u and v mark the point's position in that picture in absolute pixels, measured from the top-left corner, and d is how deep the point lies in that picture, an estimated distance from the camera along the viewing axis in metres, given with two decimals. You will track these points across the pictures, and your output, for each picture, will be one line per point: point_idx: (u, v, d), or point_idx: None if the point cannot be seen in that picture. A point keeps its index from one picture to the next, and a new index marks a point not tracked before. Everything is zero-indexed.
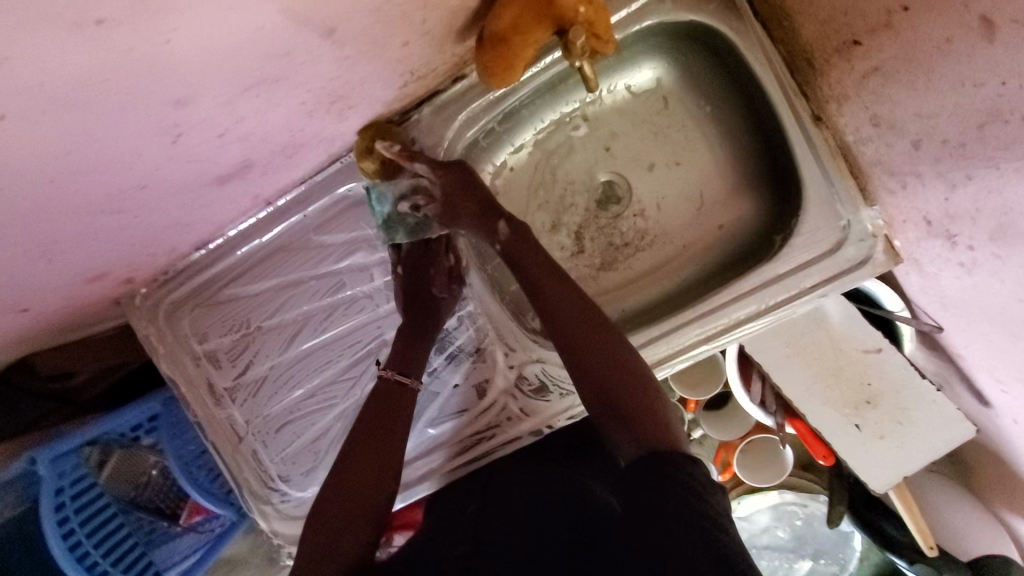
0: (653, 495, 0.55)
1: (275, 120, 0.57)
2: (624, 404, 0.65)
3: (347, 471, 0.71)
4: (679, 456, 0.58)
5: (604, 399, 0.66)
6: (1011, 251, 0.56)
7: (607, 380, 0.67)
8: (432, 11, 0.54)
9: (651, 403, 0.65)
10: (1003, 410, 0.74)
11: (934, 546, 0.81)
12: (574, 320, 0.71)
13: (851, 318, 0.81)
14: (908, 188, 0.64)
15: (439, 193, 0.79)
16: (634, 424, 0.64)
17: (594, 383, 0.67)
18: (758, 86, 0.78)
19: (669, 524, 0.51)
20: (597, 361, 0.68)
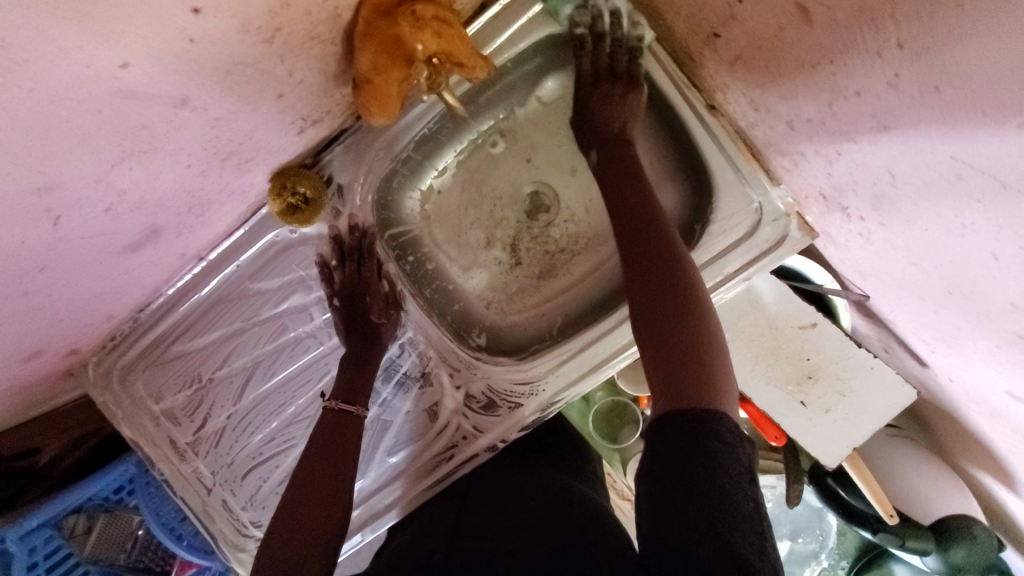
0: (683, 442, 0.49)
1: (164, 187, 0.59)
2: (670, 350, 0.56)
3: (295, 509, 0.71)
4: (706, 420, 0.50)
5: (655, 336, 0.58)
6: (893, 219, 0.57)
7: (658, 299, 0.60)
8: (293, 63, 0.55)
9: (702, 354, 0.56)
10: (940, 370, 0.74)
11: (894, 514, 0.80)
12: (644, 252, 0.64)
13: (782, 295, 0.82)
14: (800, 165, 0.64)
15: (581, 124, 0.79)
16: (672, 373, 0.55)
17: (645, 315, 0.60)
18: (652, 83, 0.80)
19: (692, 473, 0.48)
20: (667, 295, 0.59)
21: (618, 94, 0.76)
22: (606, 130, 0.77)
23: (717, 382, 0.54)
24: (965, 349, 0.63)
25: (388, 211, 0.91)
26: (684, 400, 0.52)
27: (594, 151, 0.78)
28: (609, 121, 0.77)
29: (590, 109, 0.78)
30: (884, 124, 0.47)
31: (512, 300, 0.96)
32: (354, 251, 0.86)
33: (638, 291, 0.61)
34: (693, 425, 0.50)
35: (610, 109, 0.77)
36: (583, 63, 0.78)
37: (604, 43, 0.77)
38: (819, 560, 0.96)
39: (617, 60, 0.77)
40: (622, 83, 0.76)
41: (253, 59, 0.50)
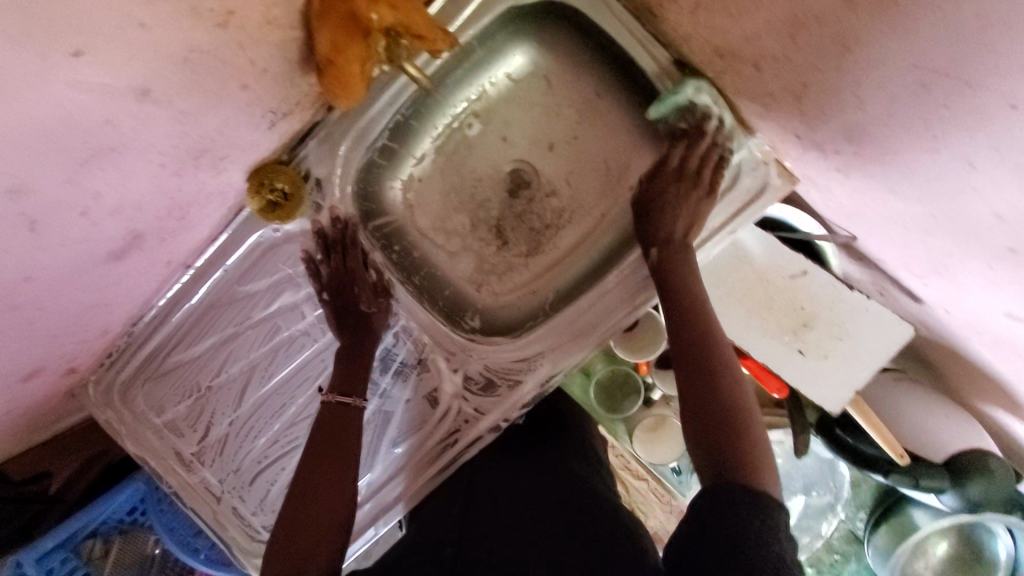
0: (724, 514, 0.52)
1: (139, 189, 0.59)
2: (721, 441, 0.59)
3: (303, 503, 0.71)
4: (751, 497, 0.52)
5: (705, 428, 0.60)
6: (868, 149, 0.57)
7: (712, 386, 0.62)
8: (255, 50, 0.55)
9: (748, 441, 0.58)
10: (936, 305, 0.74)
11: (903, 453, 0.79)
12: (689, 341, 0.66)
13: (768, 246, 0.82)
14: (774, 105, 0.64)
15: (658, 228, 0.76)
16: (725, 461, 0.57)
17: (698, 398, 0.62)
18: (617, 46, 0.81)
19: (730, 542, 0.50)
20: (716, 388, 0.62)
21: (691, 197, 0.75)
22: (664, 226, 0.76)
23: (768, 470, 0.56)
24: (957, 275, 0.63)
25: (370, 202, 0.91)
26: (738, 483, 0.55)
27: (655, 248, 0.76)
28: (679, 220, 0.75)
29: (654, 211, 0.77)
30: (845, 45, 0.48)
31: (502, 280, 0.96)
32: (337, 243, 0.86)
33: (686, 379, 0.64)
34: (738, 509, 0.52)
35: (674, 211, 0.76)
36: (671, 154, 0.79)
37: (700, 144, 0.76)
38: (835, 512, 0.96)
39: (702, 159, 0.76)
40: (698, 188, 0.75)
41: (209, 45, 0.50)
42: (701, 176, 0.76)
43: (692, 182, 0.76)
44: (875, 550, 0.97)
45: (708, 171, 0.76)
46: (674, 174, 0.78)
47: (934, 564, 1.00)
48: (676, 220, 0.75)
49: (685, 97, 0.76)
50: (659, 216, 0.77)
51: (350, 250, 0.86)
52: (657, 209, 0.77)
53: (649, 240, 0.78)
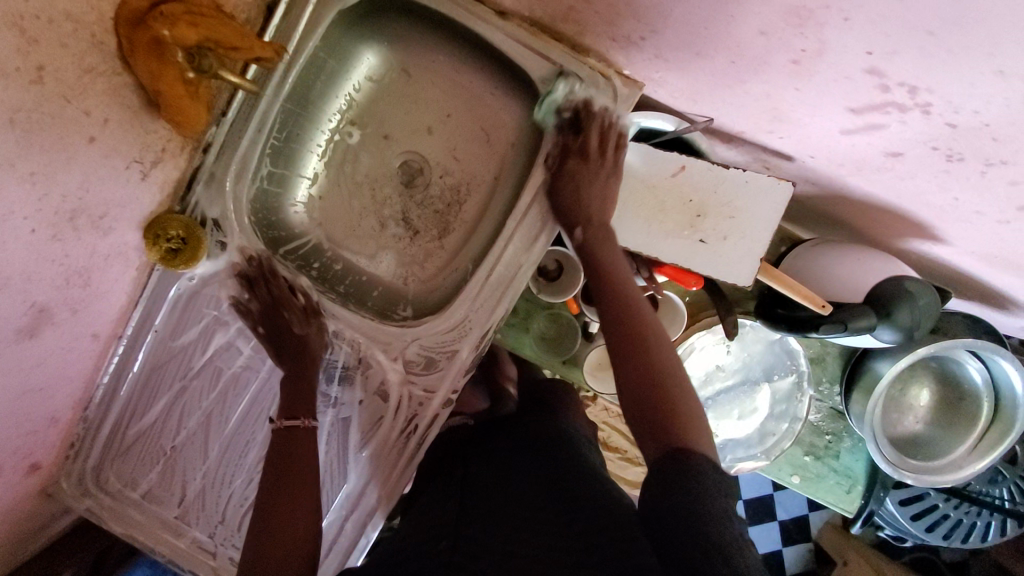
0: (682, 479, 0.59)
1: (21, 257, 0.63)
2: (652, 411, 0.67)
3: (274, 522, 0.72)
4: (699, 464, 0.60)
5: (639, 401, 0.69)
6: (657, 21, 0.61)
7: (647, 364, 0.70)
8: (85, 101, 0.60)
9: (682, 412, 0.67)
10: (801, 155, 0.77)
11: (825, 304, 0.81)
12: (619, 329, 0.74)
13: (646, 153, 0.84)
14: (579, 17, 0.69)
15: (580, 202, 0.82)
16: (655, 430, 0.66)
17: (636, 378, 0.70)
18: (452, 21, 0.85)
19: (674, 500, 0.58)
20: (644, 364, 0.70)
21: (601, 174, 0.82)
22: (583, 204, 0.81)
23: (694, 432, 0.65)
24: (791, 116, 0.66)
25: (275, 229, 0.94)
26: (672, 446, 0.63)
27: (579, 227, 0.81)
28: (593, 194, 0.82)
29: (571, 191, 0.82)
30: None
31: (423, 267, 1.00)
32: (257, 276, 0.89)
33: (619, 360, 0.72)
34: (685, 473, 0.60)
35: (593, 193, 0.81)
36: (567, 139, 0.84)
37: (592, 124, 0.82)
38: (804, 390, 0.94)
39: (601, 136, 0.82)
40: (603, 162, 0.82)
41: (32, 104, 0.55)
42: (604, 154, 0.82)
43: (595, 165, 0.82)
44: (855, 417, 0.97)
45: (606, 146, 0.82)
46: (580, 153, 0.83)
47: (921, 414, 0.99)
48: (596, 200, 0.81)
49: (561, 94, 0.83)
50: (579, 193, 0.82)
51: (272, 281, 0.89)
52: (575, 184, 0.82)
53: (569, 222, 0.82)
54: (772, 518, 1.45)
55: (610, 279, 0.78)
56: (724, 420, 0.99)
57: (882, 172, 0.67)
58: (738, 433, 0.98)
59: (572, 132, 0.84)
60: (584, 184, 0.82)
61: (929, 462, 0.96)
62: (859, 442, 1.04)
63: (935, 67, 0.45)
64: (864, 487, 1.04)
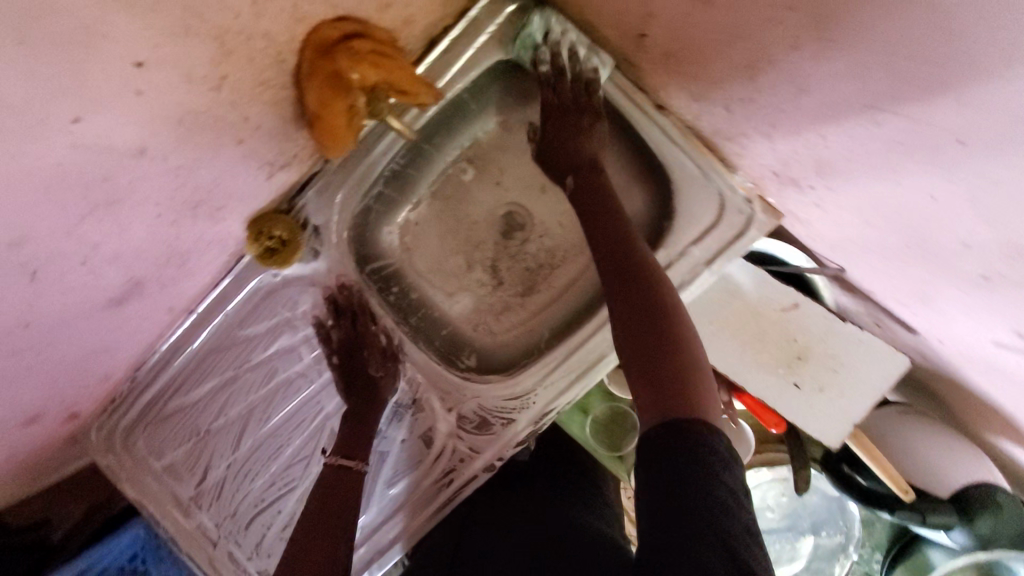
0: (680, 453, 0.52)
1: (138, 236, 0.62)
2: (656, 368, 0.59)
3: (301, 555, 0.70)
4: (703, 435, 0.53)
5: (645, 361, 0.60)
6: (839, 182, 0.58)
7: (646, 321, 0.61)
8: (248, 108, 0.59)
9: (689, 375, 0.58)
10: (927, 334, 0.73)
11: (908, 490, 0.77)
12: (614, 279, 0.65)
13: (760, 281, 0.82)
14: (748, 148, 0.67)
15: (566, 150, 0.76)
16: (661, 390, 0.57)
17: (637, 339, 0.61)
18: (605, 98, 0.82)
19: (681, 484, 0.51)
20: (646, 317, 0.62)
21: (585, 125, 0.76)
22: (585, 154, 0.76)
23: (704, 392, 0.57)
24: (937, 302, 0.63)
25: (367, 246, 0.93)
26: (677, 415, 0.55)
27: (570, 176, 0.75)
28: (583, 150, 0.75)
29: (560, 141, 0.76)
30: (800, 88, 0.50)
31: (499, 320, 0.97)
32: (348, 309, 0.91)
33: (619, 314, 0.64)
34: (689, 449, 0.52)
35: (582, 144, 0.76)
36: (546, 94, 0.79)
37: (567, 77, 0.78)
38: (848, 553, 0.91)
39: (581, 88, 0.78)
40: (586, 115, 0.76)
41: (203, 107, 0.54)
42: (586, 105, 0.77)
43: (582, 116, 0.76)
44: None
45: (583, 96, 0.77)
46: (565, 100, 0.78)
47: None
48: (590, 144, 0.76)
49: (535, 30, 0.78)
50: (564, 141, 0.76)
51: (360, 316, 0.90)
52: (563, 136, 0.76)
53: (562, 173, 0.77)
54: None
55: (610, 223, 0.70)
56: None
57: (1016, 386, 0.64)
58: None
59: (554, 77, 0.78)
60: (585, 126, 0.76)
61: None
62: None
63: None
64: None
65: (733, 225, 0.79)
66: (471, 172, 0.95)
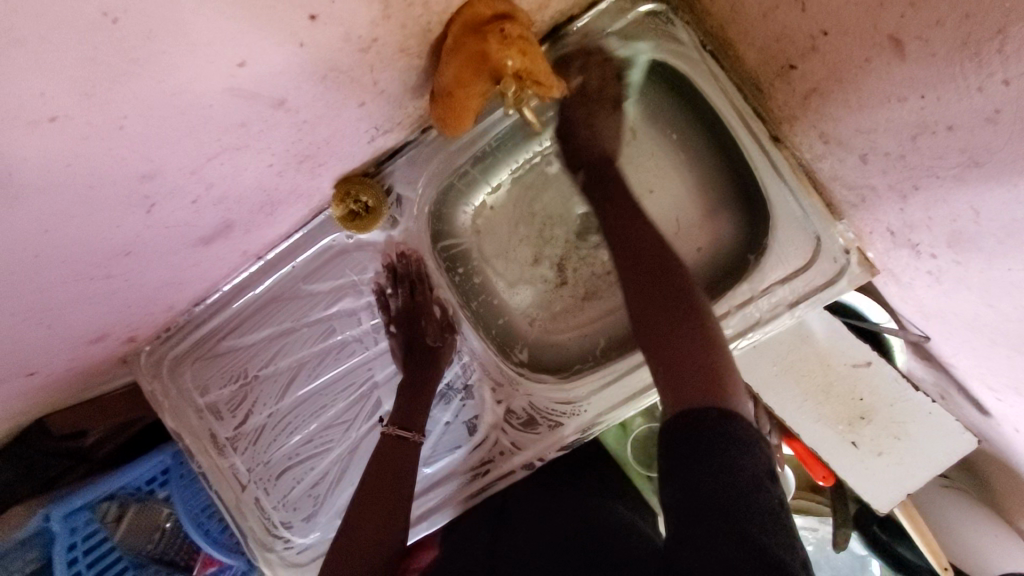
0: (699, 438, 0.55)
1: (246, 182, 0.62)
2: (681, 360, 0.62)
3: (355, 527, 0.71)
4: (717, 419, 0.55)
5: (665, 353, 0.63)
6: (970, 257, 0.56)
7: (659, 312, 0.66)
8: (381, 73, 0.57)
9: (710, 366, 0.61)
10: (1004, 420, 0.71)
11: (948, 567, 0.77)
12: (641, 269, 0.69)
13: (835, 333, 0.80)
14: (867, 201, 0.64)
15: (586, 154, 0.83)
16: (682, 379, 0.60)
17: (649, 328, 0.66)
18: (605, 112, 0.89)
19: (702, 468, 0.53)
20: (659, 307, 0.66)
21: (599, 117, 0.82)
22: (599, 148, 0.83)
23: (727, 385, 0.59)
24: None
25: (440, 222, 0.91)
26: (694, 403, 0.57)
27: (580, 172, 0.84)
28: (593, 143, 0.83)
29: (577, 129, 0.83)
30: (974, 160, 0.48)
31: (554, 319, 0.96)
32: (407, 279, 0.89)
33: (634, 305, 0.68)
34: (709, 432, 0.55)
35: (590, 130, 0.83)
36: (589, 80, 0.81)
37: (600, 66, 0.80)
38: None
39: (601, 76, 0.80)
40: (606, 108, 0.82)
41: (346, 66, 0.52)
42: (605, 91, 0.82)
43: (623, 104, 0.82)
44: None
45: (609, 80, 0.81)
46: (580, 94, 0.82)
47: None
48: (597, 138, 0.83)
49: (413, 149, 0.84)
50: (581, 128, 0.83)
51: (418, 284, 0.89)
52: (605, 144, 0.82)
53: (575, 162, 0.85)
54: None
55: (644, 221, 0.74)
56: None
57: None
58: None
59: (590, 61, 0.80)
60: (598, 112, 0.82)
61: None
62: None
63: None
64: None
65: (828, 270, 0.75)
66: (556, 166, 0.93)
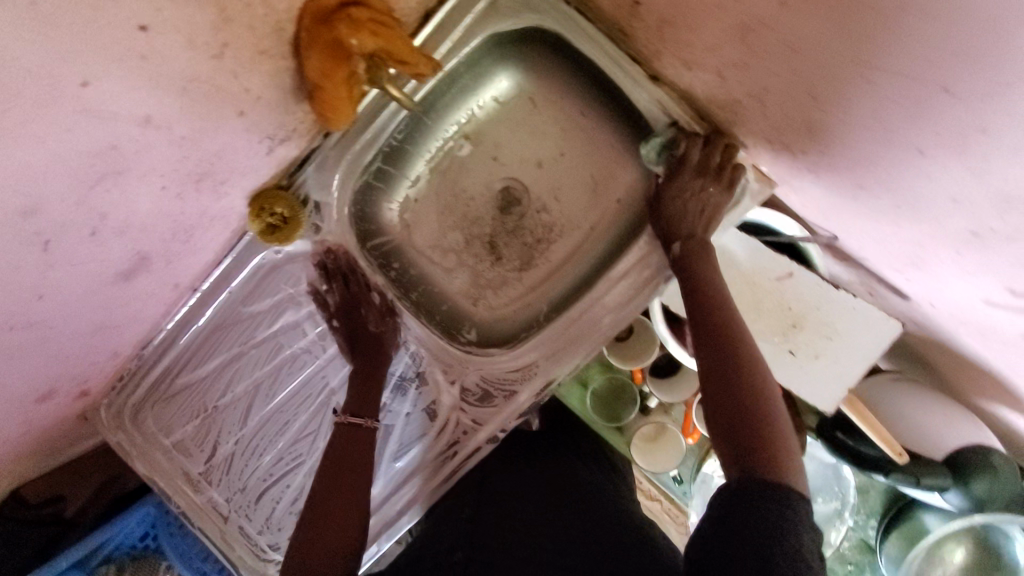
0: (757, 497, 0.52)
1: (144, 209, 0.64)
2: (745, 429, 0.58)
3: (316, 521, 0.71)
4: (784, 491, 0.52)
5: (727, 418, 0.60)
6: (830, 144, 0.59)
7: (727, 378, 0.63)
8: (248, 78, 0.60)
9: (772, 439, 0.57)
10: (921, 300, 0.74)
11: (901, 452, 0.78)
12: (715, 333, 0.67)
13: (754, 250, 0.82)
14: (740, 113, 0.67)
15: (692, 226, 0.77)
16: (742, 447, 0.57)
17: (717, 393, 0.62)
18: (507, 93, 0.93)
19: (754, 520, 0.50)
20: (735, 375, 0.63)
21: (703, 188, 0.77)
22: (683, 212, 0.78)
23: (785, 453, 0.56)
24: (933, 267, 0.63)
25: (367, 222, 0.94)
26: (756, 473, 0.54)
27: (677, 242, 0.77)
28: (680, 207, 0.78)
29: (673, 202, 0.79)
30: (792, 47, 0.51)
31: (497, 296, 0.98)
32: (339, 276, 0.90)
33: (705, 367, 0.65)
34: (771, 501, 0.51)
35: (695, 204, 0.77)
36: (689, 152, 0.79)
37: (717, 145, 0.79)
38: (843, 518, 0.93)
39: (719, 156, 0.78)
40: (712, 177, 0.77)
41: (204, 76, 0.55)
42: (721, 171, 0.78)
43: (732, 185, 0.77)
44: (886, 559, 0.93)
45: (718, 163, 0.78)
46: (693, 169, 0.79)
47: None
48: (700, 220, 0.77)
49: (311, 172, 0.86)
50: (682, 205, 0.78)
51: (352, 276, 0.90)
52: (687, 207, 0.77)
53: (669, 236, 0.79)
54: None
55: (718, 293, 0.71)
56: None
57: (1009, 346, 0.64)
58: None
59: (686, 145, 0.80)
60: (715, 192, 0.77)
61: None
62: None
63: None
64: None
65: (729, 193, 0.79)
66: (468, 147, 0.96)
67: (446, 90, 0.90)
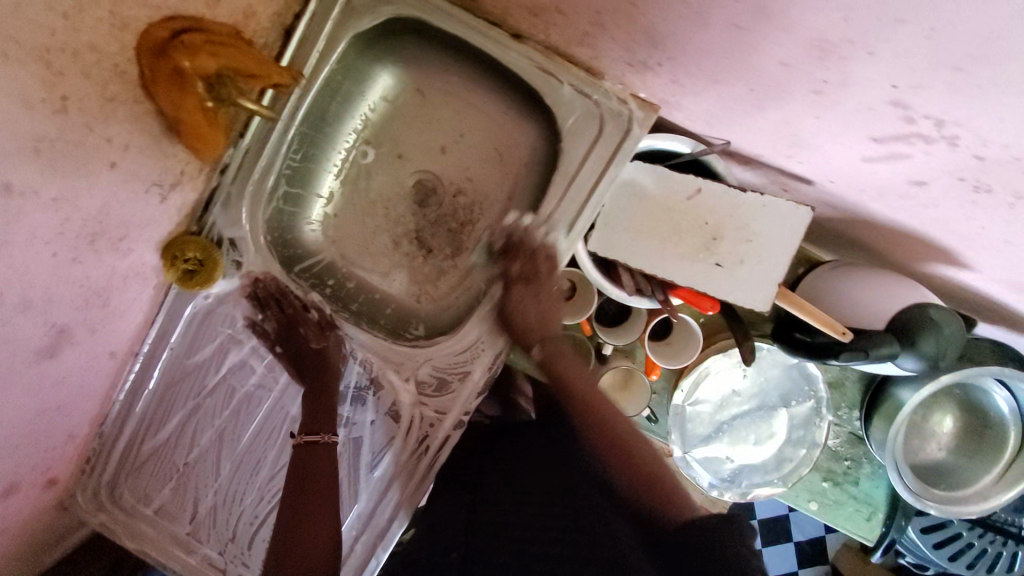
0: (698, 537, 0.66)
1: (44, 280, 0.65)
2: (647, 487, 0.75)
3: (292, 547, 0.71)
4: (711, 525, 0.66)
5: (632, 484, 0.76)
6: (673, 46, 0.61)
7: (613, 450, 0.79)
8: (109, 127, 0.64)
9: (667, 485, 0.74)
10: (821, 180, 0.74)
11: (845, 331, 0.78)
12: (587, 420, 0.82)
13: (658, 176, 0.83)
14: (594, 42, 0.69)
15: (536, 328, 0.84)
16: (651, 507, 0.72)
17: (615, 469, 0.78)
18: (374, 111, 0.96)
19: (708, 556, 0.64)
20: (618, 448, 0.79)
21: (545, 286, 0.84)
22: (520, 318, 0.85)
23: (677, 493, 0.73)
24: (809, 142, 0.65)
25: (290, 248, 0.95)
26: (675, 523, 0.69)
27: (535, 347, 0.85)
28: (525, 311, 0.85)
29: (517, 312, 0.85)
30: None
31: (436, 287, 0.99)
32: (272, 305, 0.92)
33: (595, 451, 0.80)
34: (706, 539, 0.65)
35: (538, 305, 0.85)
36: (517, 261, 0.86)
37: (522, 252, 0.86)
38: (821, 416, 0.95)
39: (528, 258, 0.85)
40: (542, 282, 0.84)
41: (54, 133, 0.57)
42: (546, 267, 0.84)
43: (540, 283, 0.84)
44: (875, 444, 0.93)
45: (532, 263, 0.85)
46: (517, 278, 0.86)
47: (945, 441, 0.94)
48: (542, 320, 0.85)
49: (218, 212, 0.87)
50: (522, 307, 0.85)
51: (283, 299, 0.92)
52: (527, 314, 0.85)
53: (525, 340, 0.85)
54: (787, 540, 1.32)
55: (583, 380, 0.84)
56: (739, 445, 0.98)
57: (905, 200, 0.66)
58: (756, 457, 0.97)
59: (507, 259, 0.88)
60: (542, 290, 0.85)
61: (951, 491, 0.91)
62: (878, 468, 0.99)
63: (962, 102, 0.44)
64: (885, 515, 0.99)
65: (617, 126, 0.80)
66: (371, 151, 0.97)
67: (330, 103, 0.90)
